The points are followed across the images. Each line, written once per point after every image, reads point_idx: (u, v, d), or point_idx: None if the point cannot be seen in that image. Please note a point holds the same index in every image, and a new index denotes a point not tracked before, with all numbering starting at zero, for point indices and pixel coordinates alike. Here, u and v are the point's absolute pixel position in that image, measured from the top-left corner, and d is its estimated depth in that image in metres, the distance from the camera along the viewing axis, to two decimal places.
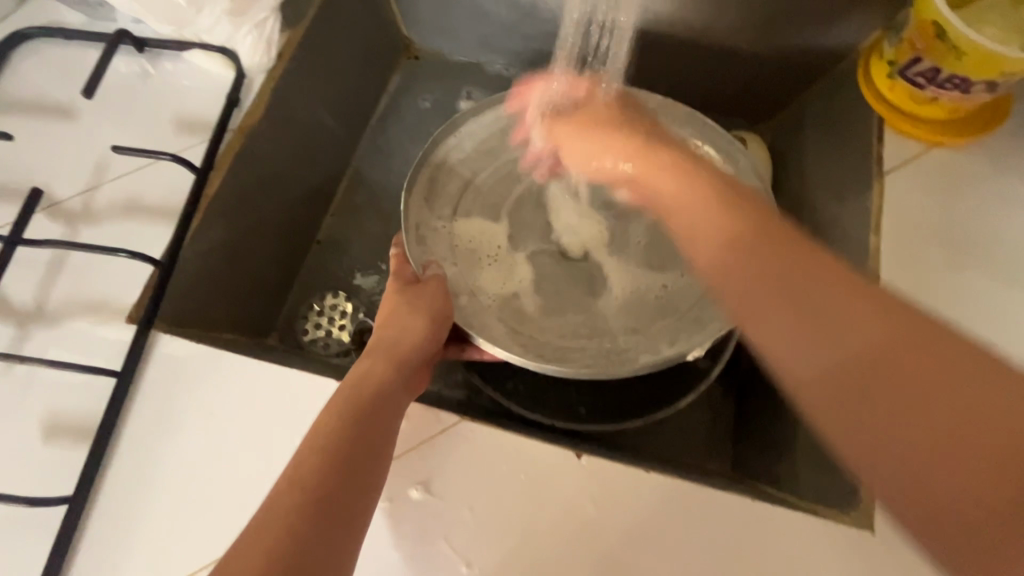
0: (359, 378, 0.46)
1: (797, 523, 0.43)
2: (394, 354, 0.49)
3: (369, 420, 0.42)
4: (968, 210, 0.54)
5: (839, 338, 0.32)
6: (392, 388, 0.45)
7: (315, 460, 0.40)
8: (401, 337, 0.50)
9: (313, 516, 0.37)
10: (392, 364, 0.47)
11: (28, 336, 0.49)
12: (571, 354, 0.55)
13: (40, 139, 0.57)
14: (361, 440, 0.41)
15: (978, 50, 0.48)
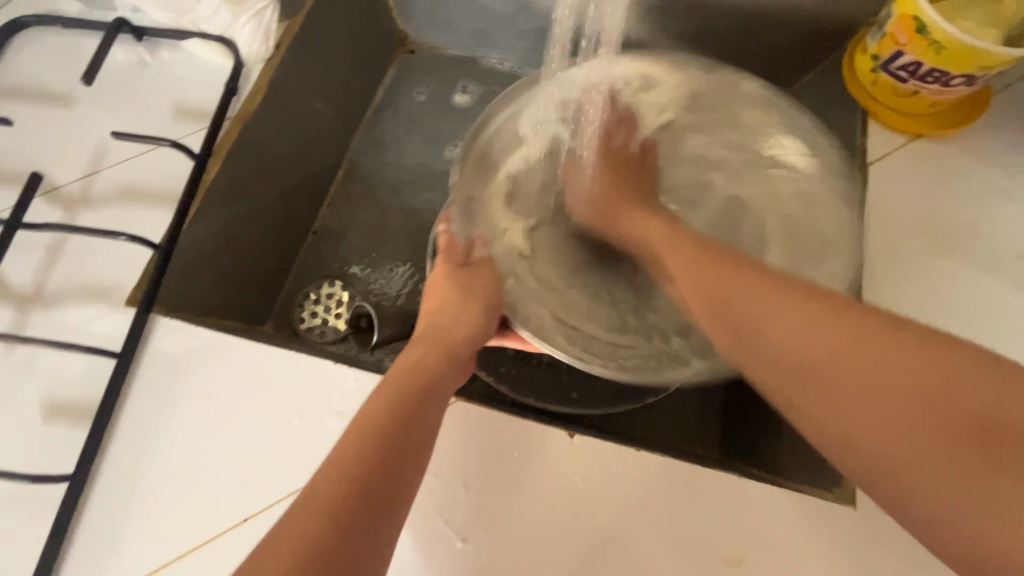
0: (409, 367, 0.45)
1: (782, 499, 0.45)
2: (446, 346, 0.48)
3: (416, 413, 0.41)
4: (948, 201, 0.56)
5: (787, 350, 0.36)
6: (441, 379, 0.45)
7: (358, 448, 0.38)
8: (451, 328, 0.49)
9: (357, 497, 0.36)
10: (442, 355, 0.47)
11: (28, 318, 0.50)
12: (620, 351, 0.53)
13: (39, 125, 0.57)
14: (406, 434, 0.40)
15: (957, 44, 0.50)
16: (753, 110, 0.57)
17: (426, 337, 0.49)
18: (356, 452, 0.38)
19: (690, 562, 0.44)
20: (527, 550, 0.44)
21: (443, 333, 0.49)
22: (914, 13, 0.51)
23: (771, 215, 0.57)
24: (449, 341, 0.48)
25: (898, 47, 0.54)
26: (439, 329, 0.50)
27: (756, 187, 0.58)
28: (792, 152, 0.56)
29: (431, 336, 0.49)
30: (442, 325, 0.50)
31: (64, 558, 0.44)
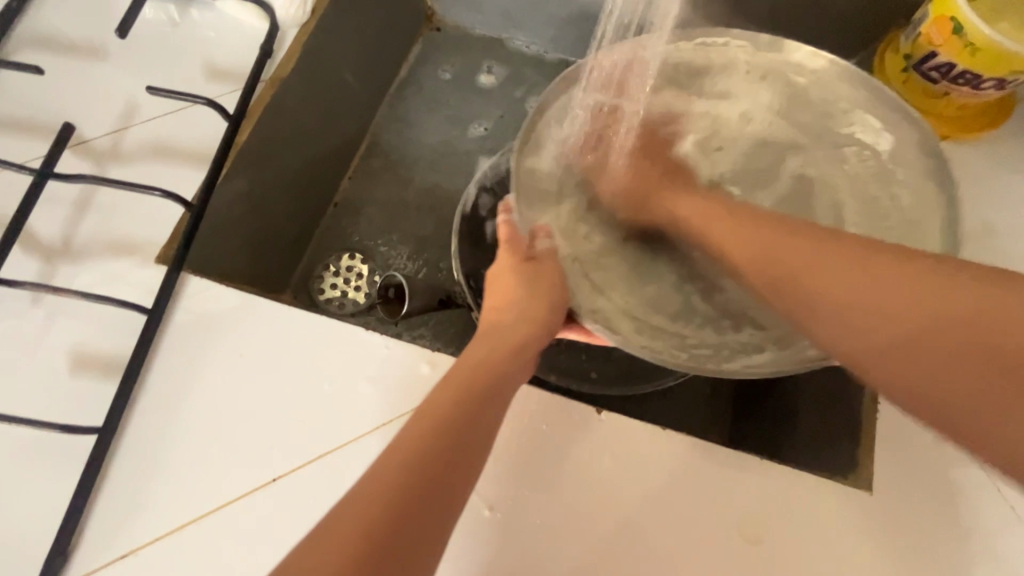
0: (465, 366, 0.43)
1: (803, 483, 0.46)
2: (512, 345, 0.46)
3: (471, 415, 0.39)
4: (970, 205, 0.57)
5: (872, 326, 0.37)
6: (502, 379, 0.43)
7: (409, 445, 0.37)
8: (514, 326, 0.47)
9: (402, 502, 0.34)
10: (509, 352, 0.45)
11: (56, 269, 0.49)
12: (690, 342, 0.54)
13: (68, 76, 0.56)
14: (461, 433, 0.38)
15: (991, 46, 0.50)
16: (829, 86, 0.55)
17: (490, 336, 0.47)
18: (409, 444, 0.37)
19: (711, 540, 0.45)
20: (553, 521, 0.44)
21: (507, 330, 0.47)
22: (952, 13, 0.51)
23: (844, 190, 0.56)
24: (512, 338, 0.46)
25: (932, 48, 0.54)
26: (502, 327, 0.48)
27: (824, 164, 0.57)
28: (860, 131, 0.55)
29: (496, 333, 0.47)
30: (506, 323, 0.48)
31: (90, 510, 0.43)
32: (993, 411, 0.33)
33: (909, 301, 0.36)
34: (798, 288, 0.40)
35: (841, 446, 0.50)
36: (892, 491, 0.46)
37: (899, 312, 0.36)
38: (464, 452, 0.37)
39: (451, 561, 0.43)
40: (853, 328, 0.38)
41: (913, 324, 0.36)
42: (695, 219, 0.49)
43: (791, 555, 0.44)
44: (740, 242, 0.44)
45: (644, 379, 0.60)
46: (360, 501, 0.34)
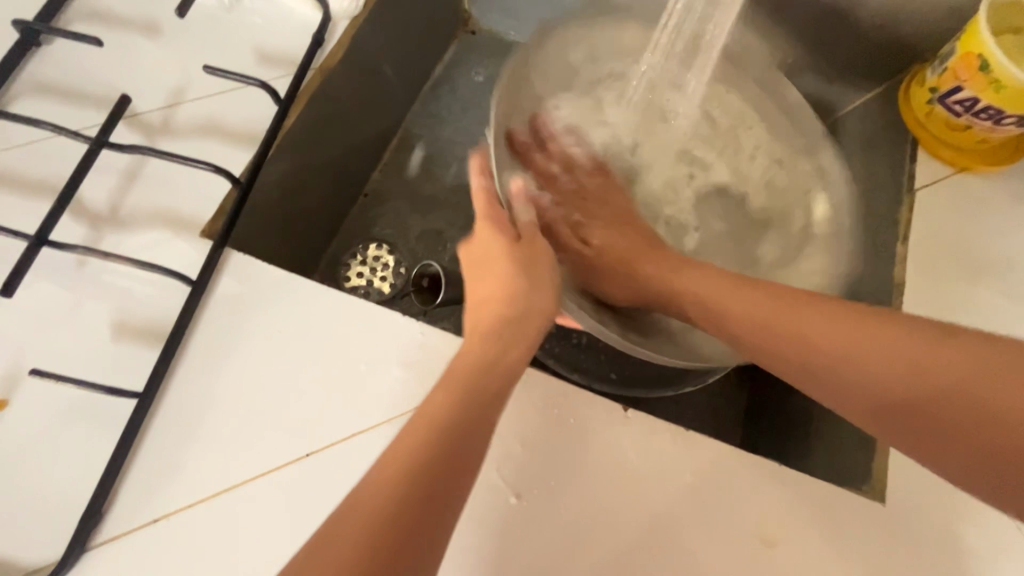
0: (396, 457, 0.35)
1: (820, 492, 0.47)
2: (405, 501, 0.32)
3: (468, 421, 0.37)
4: (986, 234, 0.59)
5: (906, 413, 0.39)
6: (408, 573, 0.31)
7: (402, 457, 0.34)
8: (415, 462, 0.34)
9: (392, 524, 0.32)
10: (455, 435, 0.36)
11: (103, 236, 0.50)
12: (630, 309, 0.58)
13: (124, 50, 0.58)
14: (455, 442, 0.36)
15: (1016, 83, 0.53)
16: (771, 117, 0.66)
17: (386, 460, 0.35)
18: (404, 457, 0.34)
19: (730, 539, 0.46)
20: (577, 512, 0.46)
21: (464, 396, 0.38)
22: (979, 51, 0.54)
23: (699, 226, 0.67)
24: (396, 492, 0.33)
25: (958, 82, 0.57)
26: (397, 462, 0.34)
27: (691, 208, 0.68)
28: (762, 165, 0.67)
29: (387, 479, 0.33)
30: (406, 451, 0.35)
31: (127, 472, 0.44)
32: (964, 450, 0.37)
33: (957, 387, 0.38)
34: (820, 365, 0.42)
35: (856, 461, 0.52)
36: (905, 503, 0.47)
37: (911, 384, 0.39)
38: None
39: (479, 547, 0.44)
40: (978, 466, 0.37)
41: (932, 406, 0.38)
42: (722, 297, 0.48)
43: (804, 557, 0.46)
44: (767, 322, 0.45)
45: (662, 385, 0.62)
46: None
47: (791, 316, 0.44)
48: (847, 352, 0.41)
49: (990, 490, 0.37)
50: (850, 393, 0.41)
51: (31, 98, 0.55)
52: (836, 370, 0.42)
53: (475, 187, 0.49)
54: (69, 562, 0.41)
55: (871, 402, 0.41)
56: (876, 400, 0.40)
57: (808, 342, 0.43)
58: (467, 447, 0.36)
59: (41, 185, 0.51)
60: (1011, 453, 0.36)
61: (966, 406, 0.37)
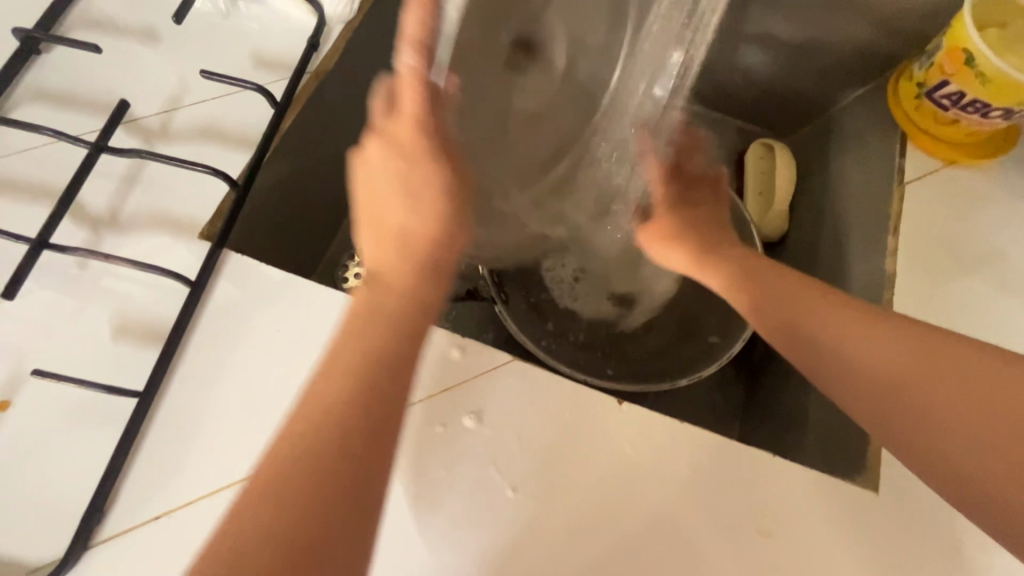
0: (316, 421, 0.33)
1: (815, 483, 0.48)
2: (322, 470, 0.32)
3: (384, 384, 0.35)
4: (977, 227, 0.60)
5: (913, 413, 0.40)
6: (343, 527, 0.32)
7: (320, 421, 0.33)
8: (330, 432, 0.33)
9: (306, 490, 0.32)
10: (375, 405, 0.35)
11: (102, 238, 0.51)
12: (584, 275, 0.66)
13: (122, 56, 0.59)
14: (372, 411, 0.34)
15: (1001, 76, 0.54)
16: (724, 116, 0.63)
17: (303, 423, 0.34)
18: (325, 421, 0.34)
19: (727, 530, 0.46)
20: (574, 505, 0.46)
21: (384, 356, 0.36)
22: (963, 45, 0.55)
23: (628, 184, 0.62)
24: (310, 462, 0.32)
25: (945, 77, 0.58)
26: (319, 426, 0.33)
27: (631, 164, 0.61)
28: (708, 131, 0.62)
29: (321, 433, 0.33)
30: (332, 406, 0.34)
31: (128, 470, 0.45)
32: (955, 454, 0.39)
33: (944, 382, 0.40)
34: (837, 353, 0.43)
35: (852, 453, 0.52)
36: (900, 492, 0.48)
37: (928, 390, 0.40)
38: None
39: (477, 540, 0.45)
40: (938, 448, 0.39)
41: (941, 410, 0.39)
42: (758, 275, 0.48)
43: (799, 547, 0.46)
44: (795, 308, 0.45)
45: (660, 379, 0.64)
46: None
47: (819, 306, 0.45)
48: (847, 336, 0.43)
49: (953, 485, 0.39)
50: (864, 385, 0.42)
51: (30, 104, 0.55)
52: (855, 361, 0.42)
53: (402, 68, 0.41)
54: (71, 559, 0.42)
55: (882, 397, 0.41)
56: (889, 396, 0.41)
57: (831, 333, 0.43)
58: (389, 416, 0.35)
59: (40, 190, 0.52)
60: (982, 451, 0.38)
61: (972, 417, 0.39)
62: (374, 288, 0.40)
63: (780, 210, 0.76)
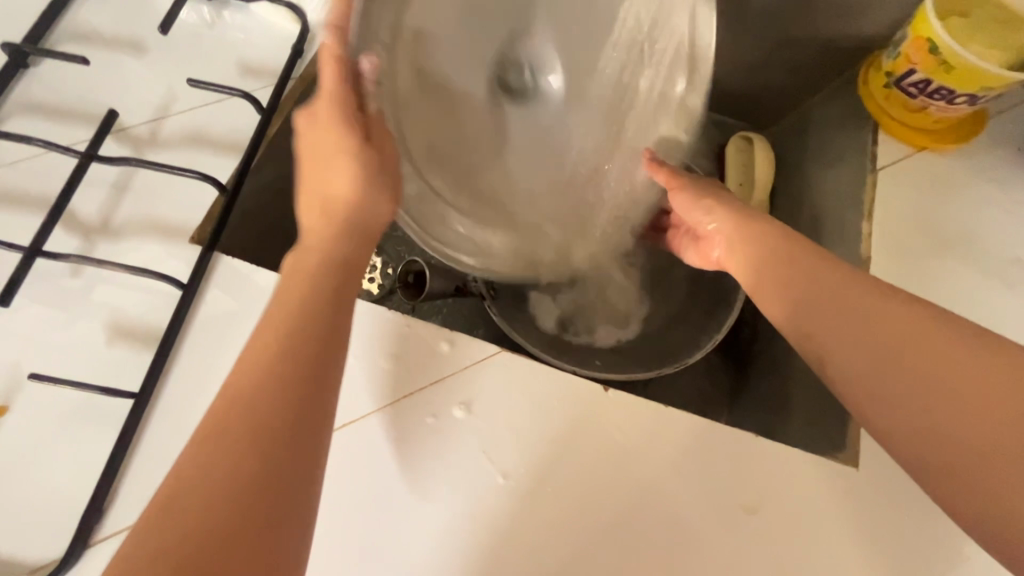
0: (249, 384, 0.35)
1: (797, 460, 0.49)
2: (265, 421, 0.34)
3: (308, 337, 0.38)
4: (949, 209, 0.62)
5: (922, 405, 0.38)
6: (278, 471, 0.33)
7: (249, 378, 0.35)
8: (266, 388, 0.35)
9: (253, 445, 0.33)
10: (302, 359, 0.37)
11: (96, 245, 0.52)
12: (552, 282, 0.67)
13: (110, 67, 0.60)
14: (299, 362, 0.36)
15: (963, 64, 0.56)
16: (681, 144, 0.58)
17: (240, 382, 0.35)
18: (255, 378, 0.35)
19: (713, 508, 0.48)
20: (563, 489, 0.47)
21: (306, 318, 0.38)
22: (927, 35, 0.57)
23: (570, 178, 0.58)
24: (251, 416, 0.34)
25: (911, 66, 0.60)
26: (250, 382, 0.35)
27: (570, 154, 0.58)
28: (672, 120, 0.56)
29: (260, 381, 0.35)
30: (252, 366, 0.36)
31: (126, 469, 0.46)
32: (949, 448, 0.37)
33: (946, 369, 0.38)
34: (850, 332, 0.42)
35: (834, 431, 0.54)
36: (880, 466, 0.49)
37: (944, 387, 0.38)
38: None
39: (469, 526, 0.46)
40: (904, 420, 0.39)
41: (954, 405, 0.37)
42: (792, 253, 0.47)
43: (783, 522, 0.48)
44: (810, 284, 0.45)
45: (647, 367, 0.65)
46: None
47: (842, 287, 0.44)
48: (840, 306, 0.43)
49: (927, 471, 0.38)
50: (876, 362, 0.40)
51: (20, 116, 0.57)
52: (870, 338, 0.41)
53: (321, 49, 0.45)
54: (72, 558, 0.42)
55: (896, 382, 0.39)
56: (901, 380, 0.39)
57: (852, 309, 0.42)
58: (319, 365, 0.37)
59: (33, 199, 0.53)
60: (981, 449, 0.36)
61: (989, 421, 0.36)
62: (299, 253, 0.43)
63: (761, 200, 0.77)
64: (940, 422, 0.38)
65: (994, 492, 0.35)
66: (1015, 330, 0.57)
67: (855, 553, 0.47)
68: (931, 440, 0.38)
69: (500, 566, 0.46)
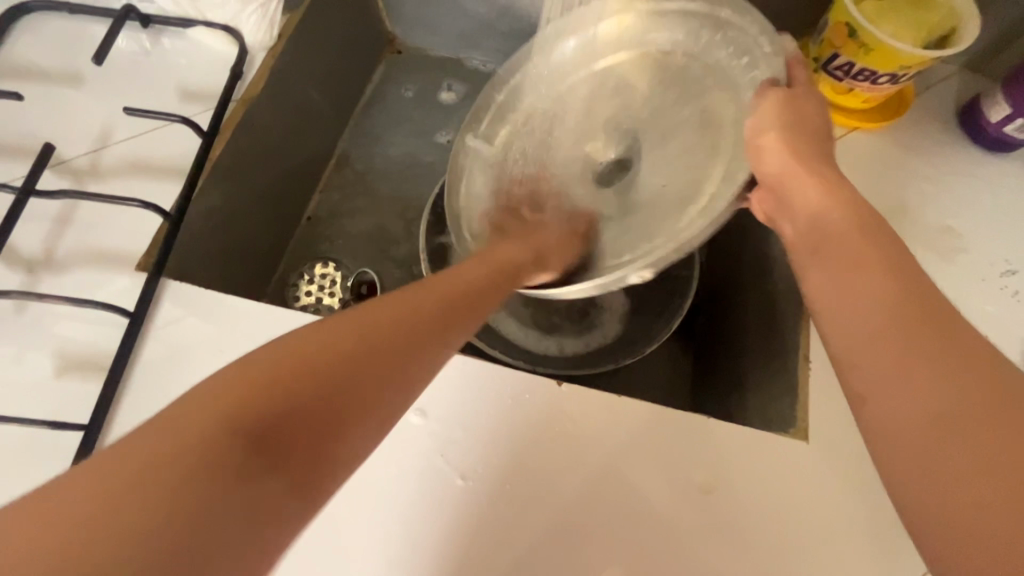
0: (324, 348, 0.33)
1: (750, 438, 0.50)
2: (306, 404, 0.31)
3: (400, 345, 0.35)
4: (883, 185, 0.64)
5: (885, 352, 0.33)
6: (388, 374, 0.34)
7: (331, 347, 0.33)
8: (332, 373, 0.32)
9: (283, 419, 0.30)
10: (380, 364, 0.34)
11: (39, 279, 0.52)
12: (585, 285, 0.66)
13: (46, 101, 0.60)
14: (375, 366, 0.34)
15: (881, 45, 0.58)
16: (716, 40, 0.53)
17: (321, 347, 0.33)
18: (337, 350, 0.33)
19: (670, 491, 0.49)
20: (521, 484, 0.48)
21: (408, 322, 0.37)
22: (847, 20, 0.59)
23: (698, 188, 0.51)
24: (298, 390, 0.31)
25: (835, 50, 0.62)
26: (327, 353, 0.32)
27: (679, 174, 0.53)
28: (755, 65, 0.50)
29: (333, 358, 0.32)
30: (342, 339, 0.33)
31: None
32: (890, 398, 0.32)
33: (948, 383, 0.30)
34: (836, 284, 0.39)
35: (783, 409, 0.55)
36: (832, 439, 0.50)
37: (917, 348, 0.32)
38: (279, 471, 0.30)
39: (432, 528, 0.47)
40: (890, 424, 0.32)
41: (912, 364, 0.32)
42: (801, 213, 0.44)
43: (741, 500, 0.48)
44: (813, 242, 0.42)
45: (608, 360, 0.66)
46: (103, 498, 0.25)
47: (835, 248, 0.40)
48: (859, 310, 0.36)
49: (867, 417, 0.33)
50: (856, 309, 0.36)
51: None
52: (858, 290, 0.37)
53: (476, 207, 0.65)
54: None
55: (868, 326, 0.35)
56: (876, 326, 0.35)
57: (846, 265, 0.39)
58: (389, 382, 0.34)
59: None
60: (917, 413, 0.31)
61: (946, 390, 0.30)
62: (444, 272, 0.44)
63: None
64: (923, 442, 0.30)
65: (913, 464, 0.30)
66: (956, 295, 0.59)
67: (816, 529, 0.48)
68: (912, 456, 0.30)
69: (463, 566, 0.46)
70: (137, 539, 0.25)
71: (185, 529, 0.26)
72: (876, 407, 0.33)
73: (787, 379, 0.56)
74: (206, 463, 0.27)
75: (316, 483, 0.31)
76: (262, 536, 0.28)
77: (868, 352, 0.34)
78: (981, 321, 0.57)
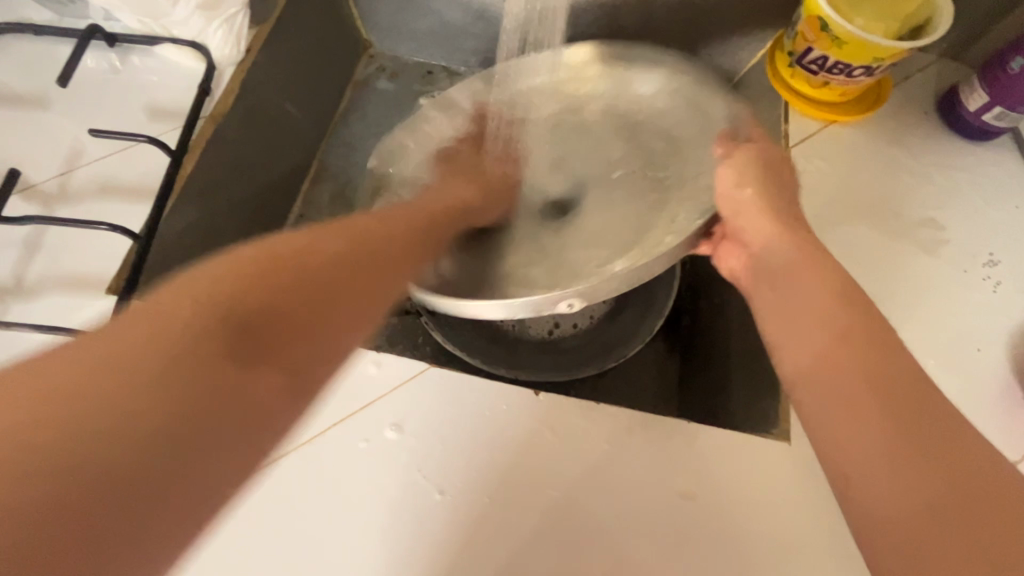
0: (306, 248, 0.36)
1: (731, 443, 0.50)
2: (292, 295, 0.34)
3: (376, 253, 0.40)
4: (864, 180, 0.63)
5: (873, 443, 0.35)
6: (374, 290, 0.38)
7: (311, 249, 0.36)
8: (312, 269, 0.35)
9: (269, 310, 0.32)
10: (351, 265, 0.38)
11: (7, 307, 0.52)
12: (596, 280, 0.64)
13: (12, 125, 0.59)
14: (355, 265, 0.38)
15: (852, 37, 0.57)
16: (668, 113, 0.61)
17: (303, 248, 0.36)
18: (316, 254, 0.36)
19: (651, 498, 0.48)
20: (501, 498, 0.48)
21: (398, 242, 0.43)
22: (819, 14, 0.58)
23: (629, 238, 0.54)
24: (283, 283, 0.34)
25: (808, 44, 0.61)
26: (306, 256, 0.36)
27: (615, 210, 0.57)
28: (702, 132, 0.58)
29: (312, 257, 0.36)
30: (326, 248, 0.37)
31: None
32: (876, 492, 0.34)
33: (941, 487, 0.32)
34: (811, 362, 0.41)
35: (766, 412, 0.54)
36: None
37: (894, 438, 0.35)
38: (270, 365, 0.32)
39: (412, 543, 0.46)
40: (886, 514, 0.33)
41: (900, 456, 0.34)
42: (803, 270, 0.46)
43: (724, 506, 0.48)
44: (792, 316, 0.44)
45: (592, 363, 0.66)
46: (95, 379, 0.27)
47: (798, 321, 0.43)
48: (836, 376, 0.39)
49: (867, 517, 0.35)
50: (830, 399, 0.39)
51: None
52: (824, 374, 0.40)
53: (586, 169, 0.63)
54: None
55: (848, 413, 0.37)
56: (852, 413, 0.37)
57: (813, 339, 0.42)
58: (364, 282, 0.38)
59: None
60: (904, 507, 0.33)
61: (933, 491, 0.32)
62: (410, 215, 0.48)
63: None
64: (916, 534, 0.32)
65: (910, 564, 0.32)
66: (939, 288, 0.58)
67: (803, 534, 0.47)
68: (904, 546, 0.32)
69: None
70: (131, 417, 0.26)
71: (162, 420, 0.27)
72: (865, 504, 0.35)
73: (770, 381, 0.55)
74: (192, 344, 0.29)
75: (298, 384, 0.33)
76: (254, 424, 0.30)
77: (857, 444, 0.36)
78: (965, 315, 0.57)
